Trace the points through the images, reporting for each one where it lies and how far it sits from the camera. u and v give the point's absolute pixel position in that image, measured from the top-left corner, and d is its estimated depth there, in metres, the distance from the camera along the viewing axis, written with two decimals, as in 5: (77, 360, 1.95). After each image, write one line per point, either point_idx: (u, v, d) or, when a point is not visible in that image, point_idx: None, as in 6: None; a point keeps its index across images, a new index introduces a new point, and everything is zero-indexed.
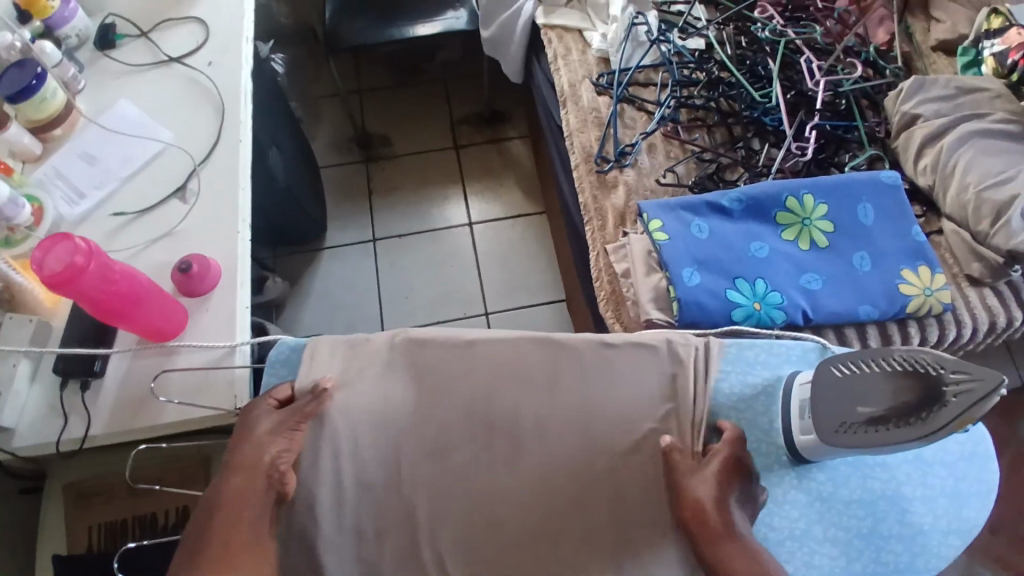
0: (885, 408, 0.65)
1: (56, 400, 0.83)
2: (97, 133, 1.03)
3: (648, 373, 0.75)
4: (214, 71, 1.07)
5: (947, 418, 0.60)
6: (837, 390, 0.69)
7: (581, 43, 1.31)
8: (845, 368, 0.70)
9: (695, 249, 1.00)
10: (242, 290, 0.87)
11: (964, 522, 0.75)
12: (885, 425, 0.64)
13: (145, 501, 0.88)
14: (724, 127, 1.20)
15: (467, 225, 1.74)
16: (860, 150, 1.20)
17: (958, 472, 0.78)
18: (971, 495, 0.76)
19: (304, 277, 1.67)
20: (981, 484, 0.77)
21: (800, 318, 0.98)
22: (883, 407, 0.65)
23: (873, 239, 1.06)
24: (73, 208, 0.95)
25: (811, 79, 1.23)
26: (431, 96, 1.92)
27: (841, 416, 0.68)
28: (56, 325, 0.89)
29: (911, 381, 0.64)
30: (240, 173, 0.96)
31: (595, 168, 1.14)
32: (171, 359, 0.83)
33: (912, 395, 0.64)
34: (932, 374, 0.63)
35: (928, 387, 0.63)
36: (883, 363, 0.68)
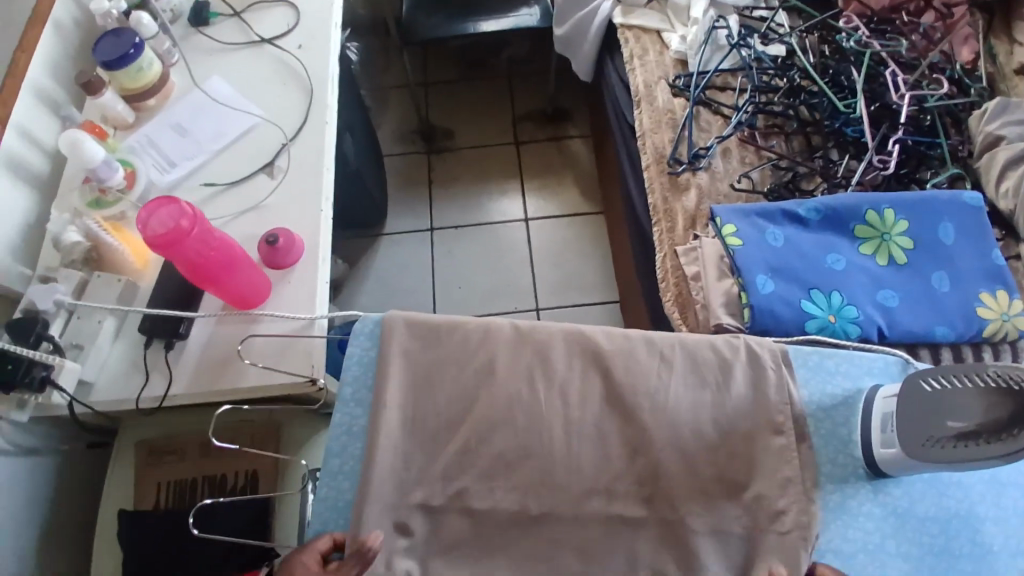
0: (975, 424, 0.64)
1: (139, 357, 0.87)
2: (188, 105, 1.07)
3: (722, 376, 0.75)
4: (304, 53, 1.10)
5: None
6: (926, 405, 0.68)
7: (658, 44, 1.30)
8: (935, 383, 0.68)
9: (770, 256, 0.99)
10: (322, 265, 0.92)
11: None
12: (976, 441, 0.64)
13: (213, 463, 0.90)
14: (803, 135, 1.19)
15: (522, 221, 1.75)
16: (942, 167, 1.16)
17: None
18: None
19: (362, 261, 1.70)
20: None
21: (875, 333, 0.95)
22: (973, 422, 0.64)
23: (955, 259, 1.02)
24: (165, 176, 1.00)
25: (896, 92, 1.19)
26: (495, 91, 1.93)
27: (927, 429, 0.67)
28: (143, 287, 0.92)
29: (1004, 397, 0.64)
30: (326, 153, 1.00)
31: (668, 170, 1.13)
32: (254, 325, 0.87)
33: (1004, 411, 0.63)
34: None
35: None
36: (975, 377, 0.66)
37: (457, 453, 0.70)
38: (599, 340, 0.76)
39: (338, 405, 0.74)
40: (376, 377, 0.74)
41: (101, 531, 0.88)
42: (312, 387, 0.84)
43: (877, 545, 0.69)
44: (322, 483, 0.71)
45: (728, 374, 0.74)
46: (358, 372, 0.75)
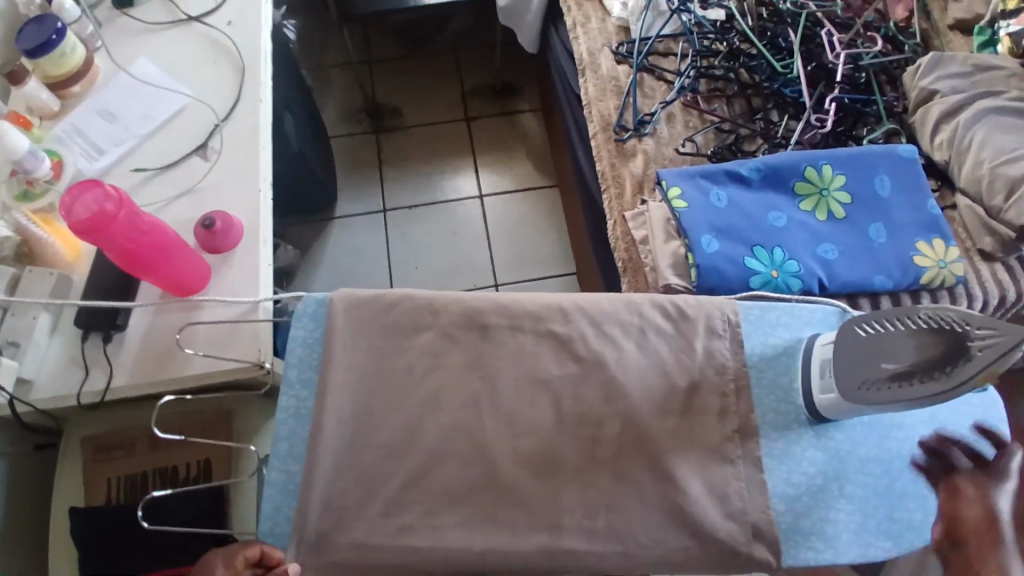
0: (909, 364, 0.66)
1: (78, 353, 0.83)
2: (114, 89, 1.02)
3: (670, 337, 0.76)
4: (234, 30, 1.06)
5: (971, 372, 0.61)
6: (861, 350, 0.70)
7: (600, 11, 1.29)
8: (868, 329, 0.70)
9: (714, 217, 1.01)
10: (265, 248, 0.90)
11: None
12: (909, 381, 0.65)
13: (164, 454, 0.87)
14: (744, 98, 1.21)
15: (477, 198, 1.74)
16: (877, 124, 1.19)
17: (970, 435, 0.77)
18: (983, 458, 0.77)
19: (315, 247, 1.67)
20: None
21: (816, 286, 0.99)
22: (907, 363, 0.66)
23: (890, 211, 1.06)
24: (92, 163, 0.95)
25: (831, 52, 1.22)
26: (442, 67, 1.90)
27: (864, 374, 0.69)
28: (77, 279, 0.88)
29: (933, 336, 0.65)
30: (263, 134, 0.98)
31: (614, 137, 1.13)
32: (196, 313, 0.84)
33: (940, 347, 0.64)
34: (958, 330, 0.64)
35: (954, 342, 0.63)
36: (907, 320, 0.68)
37: (409, 428, 0.70)
38: (547, 311, 0.76)
39: (286, 388, 0.72)
40: (322, 357, 0.73)
41: (53, 532, 0.86)
42: (261, 371, 0.83)
43: (821, 485, 0.72)
44: (272, 466, 0.69)
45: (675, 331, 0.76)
46: (304, 353, 0.73)
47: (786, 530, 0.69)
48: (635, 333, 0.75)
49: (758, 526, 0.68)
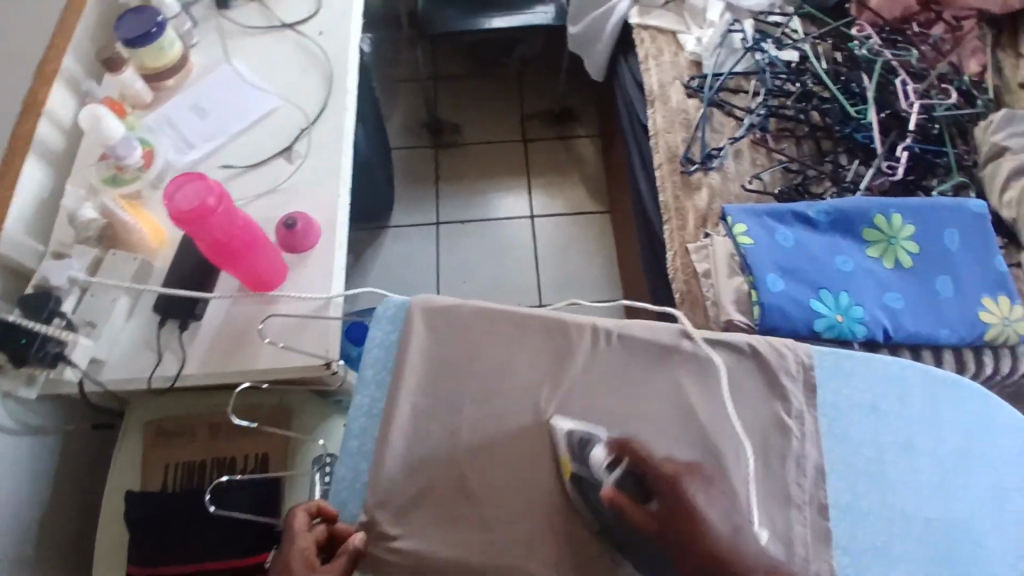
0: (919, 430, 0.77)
1: (153, 336, 0.86)
2: (206, 88, 1.05)
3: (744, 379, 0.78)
4: (325, 40, 1.09)
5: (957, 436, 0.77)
6: (893, 409, 0.78)
7: (674, 45, 1.32)
8: (885, 381, 0.79)
9: (780, 256, 1.00)
10: (339, 251, 0.90)
11: None
12: (918, 444, 0.76)
13: (222, 445, 0.91)
14: (813, 140, 1.20)
15: (529, 218, 1.76)
16: (947, 176, 1.18)
17: None
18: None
19: (367, 253, 1.70)
20: None
21: (880, 334, 0.97)
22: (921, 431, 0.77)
23: (959, 267, 1.04)
24: (181, 157, 0.98)
25: (906, 100, 1.21)
26: (504, 88, 1.94)
27: (899, 433, 0.77)
28: (157, 267, 0.91)
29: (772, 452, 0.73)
30: (345, 140, 0.99)
31: (680, 169, 1.15)
32: (272, 305, 0.87)
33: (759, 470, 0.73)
34: (942, 389, 0.80)
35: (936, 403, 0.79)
36: (916, 382, 0.79)
37: (484, 442, 0.72)
38: (611, 340, 0.78)
39: (361, 385, 0.77)
40: (396, 359, 0.77)
41: (104, 508, 0.88)
42: (326, 371, 0.84)
43: (905, 549, 0.71)
44: (342, 460, 0.73)
45: (754, 373, 0.78)
46: (379, 355, 0.78)
47: None
48: (710, 370, 0.77)
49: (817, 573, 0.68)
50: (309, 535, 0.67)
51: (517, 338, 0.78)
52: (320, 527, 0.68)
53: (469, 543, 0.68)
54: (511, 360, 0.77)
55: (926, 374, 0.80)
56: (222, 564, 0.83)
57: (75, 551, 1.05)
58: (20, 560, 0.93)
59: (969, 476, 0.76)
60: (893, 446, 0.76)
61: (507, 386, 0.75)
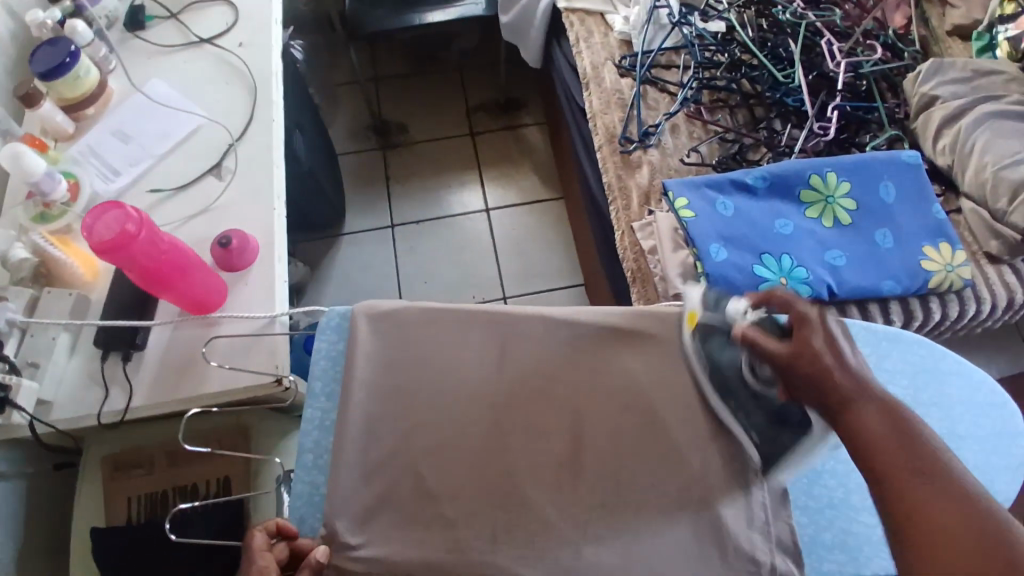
0: None
1: (97, 371, 0.84)
2: (128, 113, 1.03)
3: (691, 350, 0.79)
4: (246, 52, 1.07)
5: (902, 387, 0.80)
6: None
7: (603, 26, 1.32)
8: None
9: (722, 226, 1.02)
10: (279, 265, 0.89)
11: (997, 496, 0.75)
12: None
13: (182, 473, 0.89)
14: (747, 108, 1.22)
15: (484, 212, 1.75)
16: (881, 130, 1.20)
17: (989, 447, 0.78)
18: (1005, 470, 0.77)
19: (325, 262, 1.68)
20: (1012, 460, 0.78)
21: (826, 292, 0.99)
22: None
23: (897, 218, 1.07)
24: (108, 185, 0.96)
25: (832, 61, 1.24)
26: (447, 83, 1.93)
27: None
28: (94, 300, 0.89)
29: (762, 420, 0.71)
30: (275, 152, 0.98)
31: (619, 148, 1.16)
32: (215, 327, 0.85)
33: (733, 433, 0.72)
34: (882, 342, 0.82)
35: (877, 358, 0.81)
36: (857, 339, 0.82)
37: (438, 440, 0.72)
38: (556, 326, 0.79)
39: (310, 399, 0.77)
40: (344, 367, 0.77)
41: (74, 551, 0.87)
42: (278, 387, 0.82)
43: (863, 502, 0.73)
44: (297, 474, 0.73)
45: None
46: (326, 365, 0.78)
47: (808, 542, 0.71)
48: (656, 344, 0.78)
49: (781, 533, 0.69)
50: (269, 553, 0.67)
51: (462, 334, 0.78)
52: (279, 543, 0.68)
53: (430, 542, 0.68)
54: (460, 355, 0.77)
55: (865, 330, 0.83)
56: None
57: None
58: None
59: None
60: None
61: (456, 380, 0.75)
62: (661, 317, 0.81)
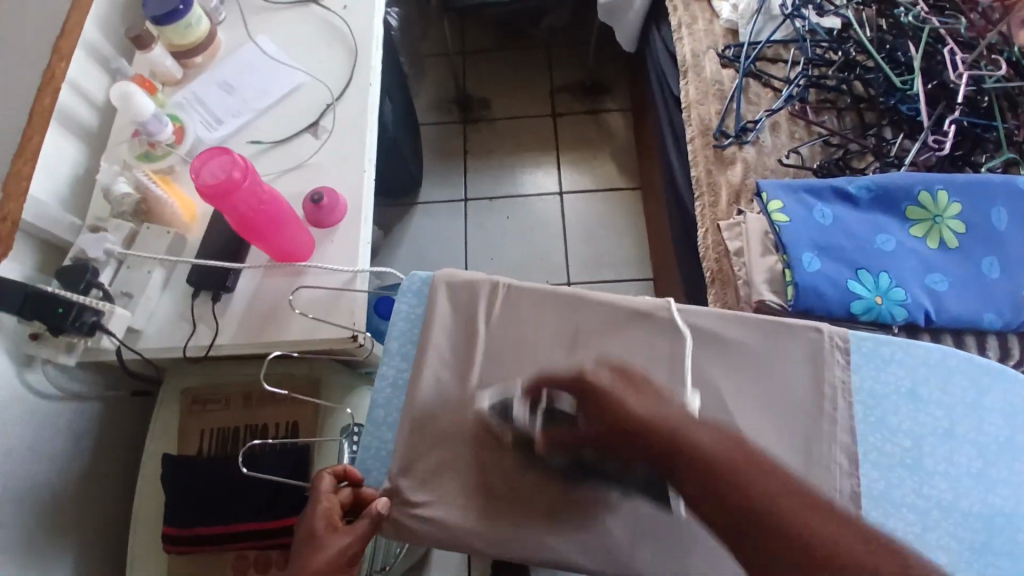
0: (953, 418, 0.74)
1: (187, 308, 0.88)
2: (236, 64, 1.06)
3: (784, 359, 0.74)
4: (349, 14, 1.08)
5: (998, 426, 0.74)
6: (930, 395, 0.74)
7: (708, 13, 1.27)
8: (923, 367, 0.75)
9: (816, 235, 0.97)
10: (365, 226, 0.90)
11: None
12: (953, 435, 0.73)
13: (257, 413, 0.93)
14: (856, 112, 1.15)
15: (557, 195, 1.73)
16: (996, 151, 1.12)
17: None
18: None
19: (395, 228, 1.70)
20: None
21: (921, 318, 0.93)
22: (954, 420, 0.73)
23: (1008, 246, 0.99)
24: (211, 132, 1.00)
25: (955, 71, 1.14)
26: (533, 62, 1.90)
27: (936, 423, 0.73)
28: (190, 240, 0.93)
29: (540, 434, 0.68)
30: (369, 114, 0.98)
31: (713, 142, 1.12)
32: (300, 278, 0.86)
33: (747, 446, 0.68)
34: (982, 375, 0.75)
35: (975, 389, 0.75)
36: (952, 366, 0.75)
37: None
38: (641, 318, 0.75)
39: (386, 358, 0.77)
40: (421, 333, 0.76)
41: (145, 471, 0.92)
42: (353, 344, 0.83)
43: (935, 541, 0.68)
44: (366, 432, 0.74)
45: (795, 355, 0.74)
46: (404, 328, 0.78)
47: None
48: (743, 348, 0.74)
49: None
50: (334, 500, 0.68)
51: (541, 315, 0.76)
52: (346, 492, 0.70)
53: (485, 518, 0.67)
54: (535, 333, 0.75)
55: (966, 360, 0.76)
56: (256, 525, 0.86)
57: (117, 512, 1.10)
58: (65, 519, 0.98)
59: (1009, 466, 0.72)
60: (931, 433, 0.72)
61: (527, 359, 0.74)
62: (756, 323, 0.75)
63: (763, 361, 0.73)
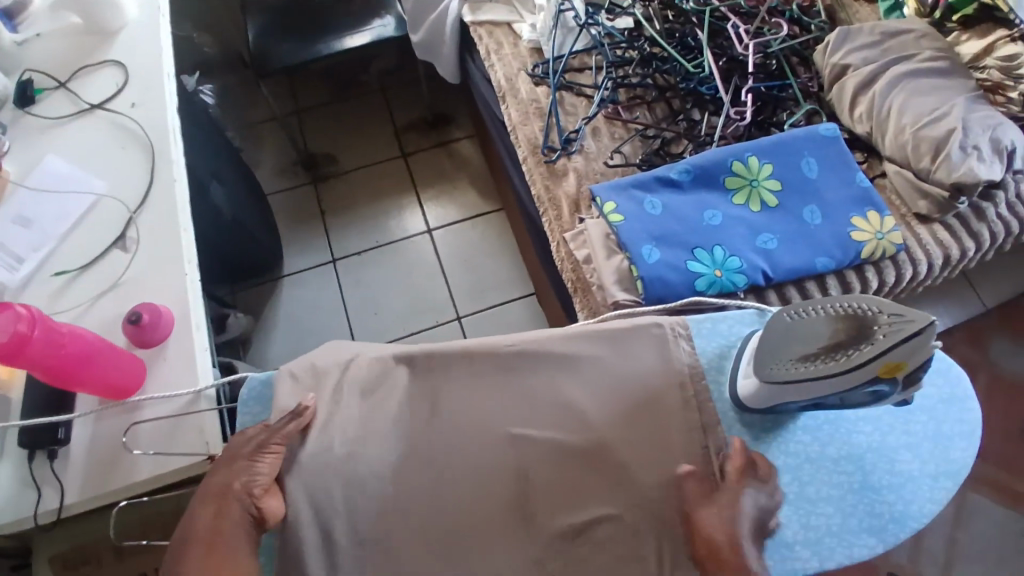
0: None
1: (26, 473, 0.79)
2: (27, 191, 0.97)
3: (636, 361, 0.76)
4: (138, 112, 1.03)
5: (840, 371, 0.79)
6: None
7: (511, 36, 1.31)
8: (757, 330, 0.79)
9: (651, 226, 1.01)
10: (199, 333, 0.85)
11: (950, 464, 0.74)
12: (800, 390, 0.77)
13: (131, 561, 0.87)
14: (664, 102, 1.22)
15: (426, 233, 1.72)
16: (797, 107, 1.21)
17: (938, 416, 0.76)
18: (955, 434, 0.76)
19: (267, 308, 1.63)
20: (963, 425, 0.76)
21: (761, 278, 0.99)
22: None
23: (821, 191, 1.08)
24: (10, 273, 0.90)
25: (741, 44, 1.24)
26: (372, 107, 1.89)
27: None
28: (14, 398, 0.83)
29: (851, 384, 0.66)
30: (181, 213, 0.94)
31: (543, 159, 1.16)
32: (136, 413, 0.80)
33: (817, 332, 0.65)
34: None
35: None
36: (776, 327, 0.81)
37: (384, 499, 0.69)
38: (495, 357, 0.77)
39: None
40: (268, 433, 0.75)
41: None
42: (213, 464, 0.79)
43: (819, 496, 0.71)
44: None
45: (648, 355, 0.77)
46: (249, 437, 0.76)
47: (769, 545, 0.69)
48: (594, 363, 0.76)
49: None
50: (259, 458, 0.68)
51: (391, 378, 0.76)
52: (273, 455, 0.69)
53: None
54: (390, 400, 0.74)
55: None
56: None
57: None
58: None
59: None
60: None
61: (390, 431, 0.73)
62: (600, 336, 0.78)
63: (614, 368, 0.76)
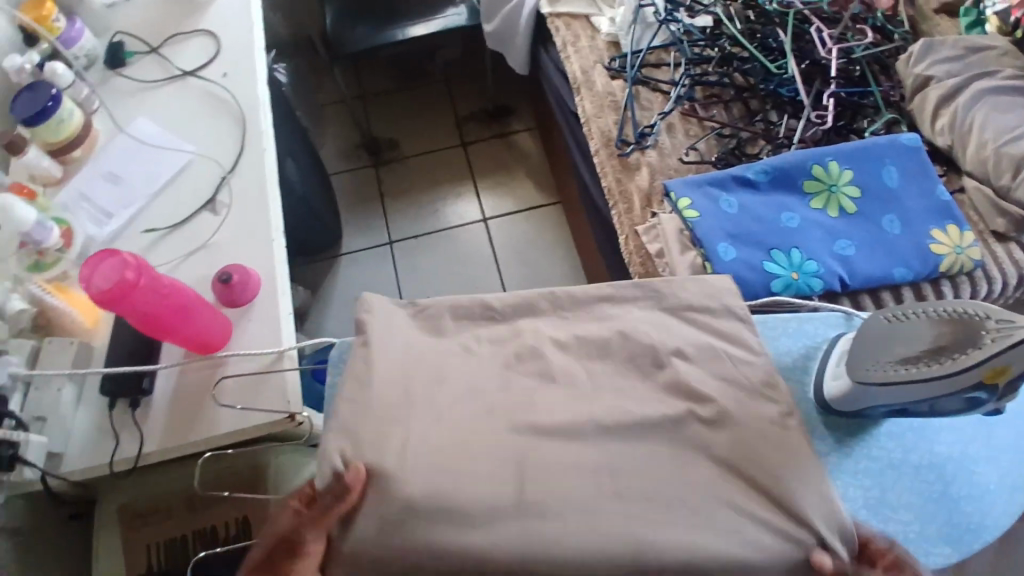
0: None
1: (106, 420, 0.81)
2: (122, 151, 1.01)
3: None
4: (229, 82, 1.06)
5: None
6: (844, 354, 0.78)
7: (588, 28, 1.32)
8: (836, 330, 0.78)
9: (727, 224, 1.01)
10: (283, 297, 0.87)
11: None
12: None
13: (201, 515, 0.88)
14: (741, 102, 1.21)
15: (481, 222, 1.74)
16: (877, 115, 1.20)
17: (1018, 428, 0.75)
18: None
19: (323, 285, 1.66)
20: None
21: (837, 284, 0.98)
22: None
23: (901, 200, 1.05)
24: (102, 228, 0.94)
25: (824, 48, 1.22)
26: (435, 95, 1.91)
27: None
28: (97, 346, 0.86)
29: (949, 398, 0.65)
30: (269, 181, 0.96)
31: (616, 152, 1.15)
32: (221, 368, 0.83)
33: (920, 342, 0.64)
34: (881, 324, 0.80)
35: None
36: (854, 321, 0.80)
37: None
38: None
39: None
40: None
41: None
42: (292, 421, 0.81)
43: (904, 503, 0.69)
44: None
45: None
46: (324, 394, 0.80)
47: None
48: None
49: None
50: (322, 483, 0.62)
51: None
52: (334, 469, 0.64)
53: None
54: None
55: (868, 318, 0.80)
56: None
57: None
58: None
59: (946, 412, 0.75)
60: None
61: None
62: None
63: None
